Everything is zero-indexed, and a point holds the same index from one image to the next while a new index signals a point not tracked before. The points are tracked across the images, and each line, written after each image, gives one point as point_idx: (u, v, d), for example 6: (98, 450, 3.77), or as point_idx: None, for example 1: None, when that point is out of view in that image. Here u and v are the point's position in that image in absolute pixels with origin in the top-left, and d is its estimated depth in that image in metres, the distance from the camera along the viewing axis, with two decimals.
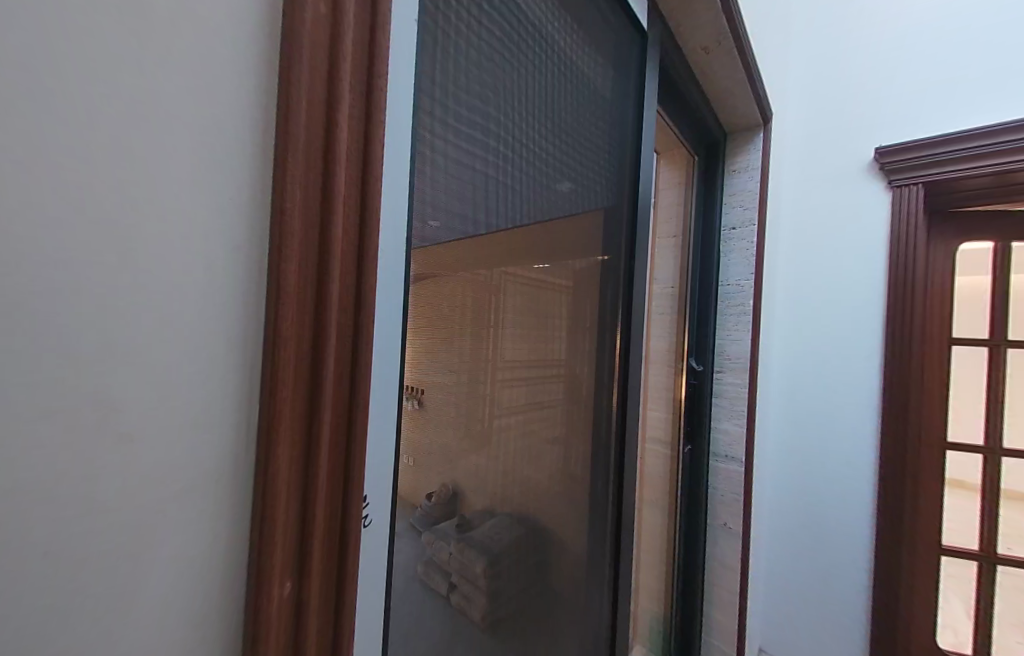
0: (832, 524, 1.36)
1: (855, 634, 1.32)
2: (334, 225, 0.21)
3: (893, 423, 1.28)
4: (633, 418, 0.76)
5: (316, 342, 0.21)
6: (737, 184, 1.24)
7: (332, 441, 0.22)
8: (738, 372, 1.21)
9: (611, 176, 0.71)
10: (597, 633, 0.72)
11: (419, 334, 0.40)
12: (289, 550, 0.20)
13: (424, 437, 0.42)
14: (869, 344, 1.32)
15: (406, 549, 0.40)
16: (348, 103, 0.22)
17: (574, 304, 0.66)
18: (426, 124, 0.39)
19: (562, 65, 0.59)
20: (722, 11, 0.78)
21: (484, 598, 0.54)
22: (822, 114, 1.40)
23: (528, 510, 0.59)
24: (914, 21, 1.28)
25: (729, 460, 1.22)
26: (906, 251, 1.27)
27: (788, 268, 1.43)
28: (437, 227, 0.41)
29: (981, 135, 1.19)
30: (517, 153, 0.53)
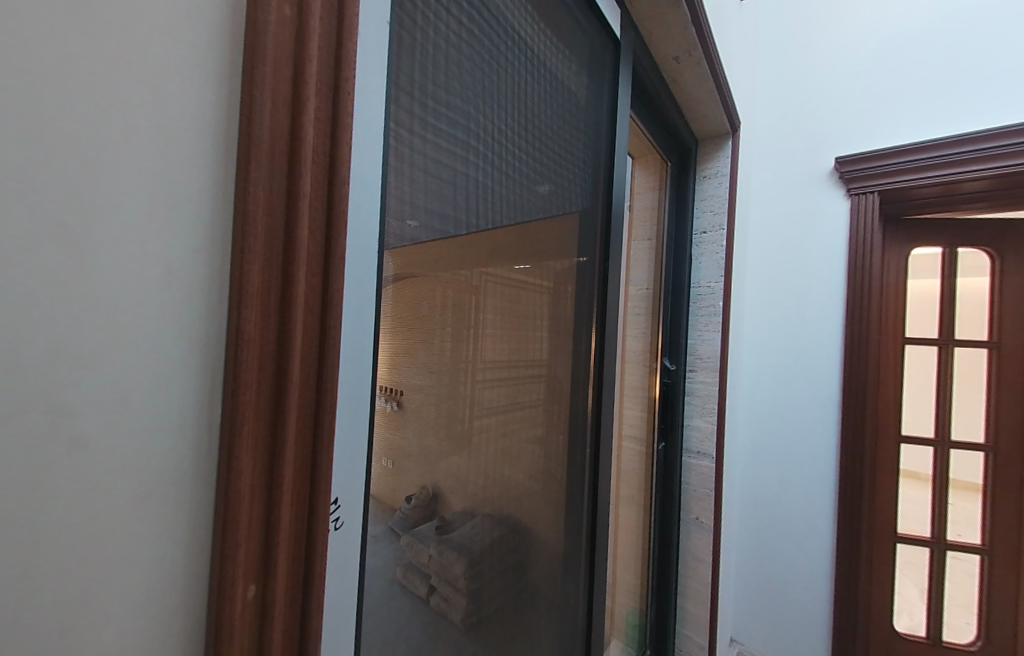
0: (798, 515, 1.42)
1: (819, 621, 1.38)
2: (300, 225, 0.21)
3: (852, 418, 1.35)
4: (609, 417, 0.78)
5: (281, 343, 0.21)
6: (708, 190, 1.28)
7: (298, 442, 0.22)
8: (710, 371, 1.26)
9: (587, 179, 0.72)
10: (574, 628, 0.73)
11: (397, 335, 0.40)
12: (253, 553, 0.20)
13: (403, 438, 0.42)
14: (831, 343, 1.38)
15: (383, 552, 0.40)
16: (315, 104, 0.22)
17: (553, 306, 0.67)
18: (403, 124, 0.39)
19: (538, 69, 0.60)
20: (691, 22, 0.81)
21: (464, 599, 0.54)
22: (786, 124, 1.47)
23: (508, 510, 0.60)
24: (869, 38, 1.36)
25: (701, 456, 1.26)
26: (863, 255, 1.34)
27: (756, 271, 1.50)
28: (416, 227, 0.41)
29: (929, 148, 1.26)
30: (494, 154, 0.53)
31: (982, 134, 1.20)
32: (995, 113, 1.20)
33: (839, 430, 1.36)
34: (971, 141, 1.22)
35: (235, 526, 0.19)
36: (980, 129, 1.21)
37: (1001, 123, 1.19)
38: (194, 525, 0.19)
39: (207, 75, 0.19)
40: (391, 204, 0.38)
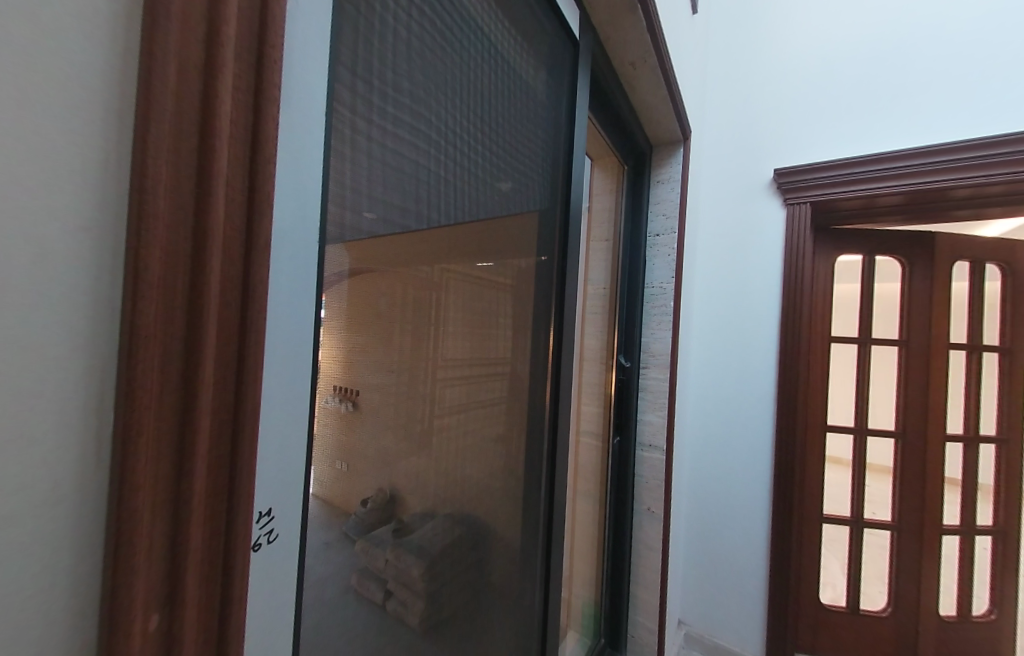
0: (739, 501, 1.52)
1: (755, 602, 1.47)
2: (214, 206, 0.19)
3: (786, 411, 1.45)
4: (565, 414, 0.79)
5: (189, 340, 0.18)
6: (661, 194, 1.33)
7: (213, 447, 0.20)
8: (661, 367, 1.31)
9: (546, 177, 0.72)
10: (529, 624, 0.74)
11: (352, 332, 0.38)
12: (154, 576, 0.18)
13: (360, 440, 0.40)
14: (769, 341, 1.49)
15: (335, 561, 0.38)
16: (232, 73, 0.19)
17: (514, 303, 0.66)
18: (359, 112, 0.37)
19: (499, 63, 0.59)
20: (646, 29, 0.83)
21: (422, 603, 0.53)
22: (731, 136, 1.57)
23: (469, 510, 0.59)
24: (805, 59, 1.47)
25: (652, 449, 1.31)
26: (797, 259, 1.45)
27: (703, 273, 1.59)
28: (372, 220, 0.39)
29: (854, 164, 1.38)
30: (453, 146, 0.51)
31: (902, 154, 1.32)
32: (910, 135, 1.33)
33: (774, 422, 1.47)
34: (892, 160, 1.33)
35: (130, 551, 0.17)
36: (898, 149, 1.34)
37: (916, 144, 1.32)
38: (77, 553, 0.16)
39: (98, 28, 0.16)
40: (346, 196, 0.36)
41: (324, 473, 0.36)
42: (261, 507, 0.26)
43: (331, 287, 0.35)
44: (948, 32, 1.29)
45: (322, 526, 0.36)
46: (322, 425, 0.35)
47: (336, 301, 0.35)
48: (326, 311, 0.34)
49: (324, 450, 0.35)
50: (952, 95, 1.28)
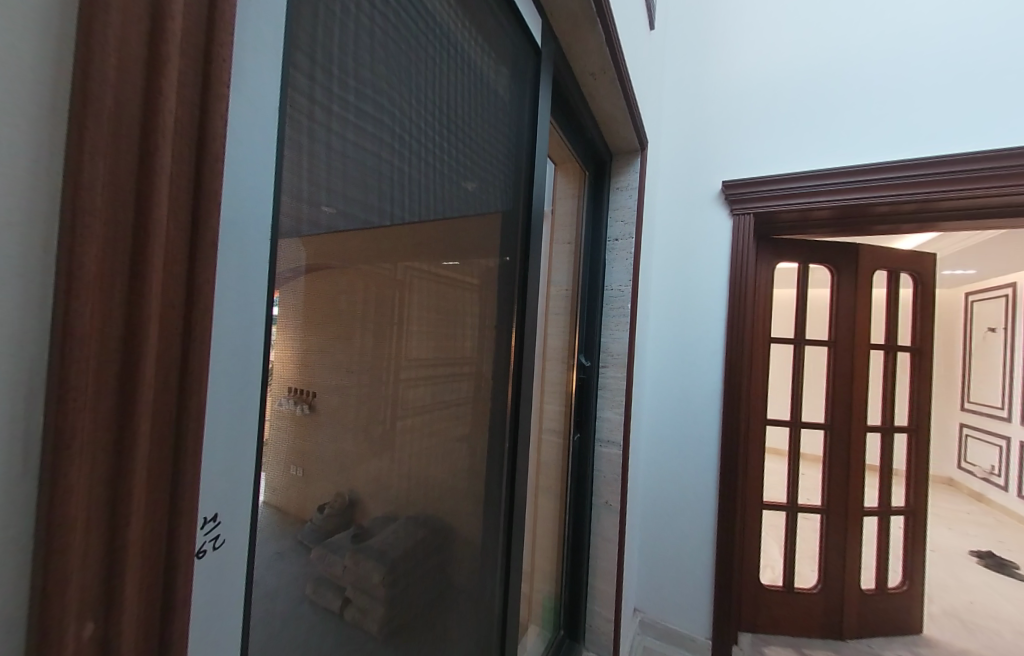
0: (690, 493, 1.60)
1: (704, 587, 1.56)
2: (157, 205, 0.18)
3: (732, 407, 1.55)
4: (525, 412, 0.80)
5: (128, 339, 0.18)
6: (620, 201, 1.38)
7: (155, 450, 0.19)
8: (619, 366, 1.36)
9: (509, 179, 0.73)
10: (490, 619, 0.75)
11: (308, 333, 0.37)
12: (87, 587, 0.17)
13: (317, 442, 0.39)
14: (717, 341, 1.58)
15: (288, 569, 0.37)
16: (178, 67, 0.19)
17: (478, 303, 0.67)
18: (319, 106, 0.37)
19: (463, 65, 0.60)
20: (605, 41, 0.86)
21: (382, 608, 0.52)
22: (685, 149, 1.66)
23: (431, 511, 0.59)
24: (751, 79, 1.57)
25: (610, 444, 1.36)
26: (742, 265, 1.55)
27: (658, 277, 1.68)
28: (331, 214, 0.39)
29: (792, 178, 1.49)
30: (416, 145, 0.51)
31: (834, 171, 1.44)
32: (842, 154, 1.45)
33: (722, 417, 1.56)
34: (826, 176, 1.45)
35: (62, 561, 0.16)
36: (829, 166, 1.46)
37: (846, 163, 1.44)
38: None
39: (31, 22, 0.16)
40: (303, 189, 0.35)
41: (277, 476, 0.35)
42: (206, 513, 0.26)
43: (285, 285, 0.34)
44: (875, 62, 1.41)
45: (273, 534, 0.35)
46: (275, 428, 0.34)
47: (291, 301, 0.35)
48: (280, 310, 0.33)
49: (276, 453, 0.34)
50: (879, 119, 1.40)
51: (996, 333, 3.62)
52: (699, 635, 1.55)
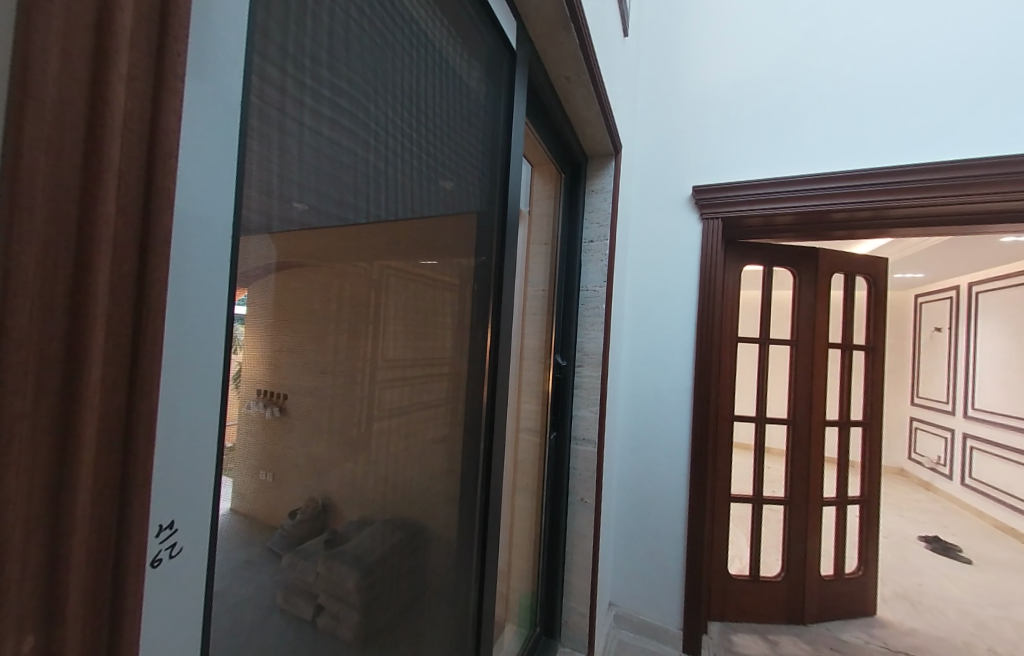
0: (662, 489, 1.65)
1: (675, 580, 1.60)
2: (104, 201, 0.18)
3: (701, 404, 1.60)
4: (501, 411, 0.81)
5: (72, 343, 0.17)
6: (595, 203, 1.41)
7: (101, 454, 0.18)
8: (594, 365, 1.39)
9: (484, 180, 0.74)
10: (465, 620, 0.75)
11: (278, 332, 0.36)
12: (31, 599, 0.16)
13: (288, 446, 0.39)
14: (687, 341, 1.63)
15: (257, 577, 0.36)
16: (128, 60, 0.18)
17: (455, 303, 0.67)
18: (290, 99, 0.36)
19: (438, 64, 0.59)
20: (578, 45, 0.88)
21: (357, 614, 0.51)
22: (657, 154, 1.71)
23: (407, 513, 0.58)
24: (720, 88, 1.63)
25: (585, 442, 1.39)
26: (712, 267, 1.61)
27: (632, 279, 1.73)
28: (303, 210, 0.38)
29: (757, 185, 1.55)
30: (392, 144, 0.51)
31: (796, 178, 1.51)
32: (803, 162, 1.52)
33: (692, 414, 1.61)
34: (788, 183, 1.52)
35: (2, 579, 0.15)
36: (791, 174, 1.53)
37: (807, 171, 1.51)
38: None
39: None
40: (273, 184, 0.34)
41: (245, 481, 0.34)
42: (161, 520, 0.25)
43: (254, 283, 0.33)
44: (835, 74, 1.49)
45: (239, 543, 0.34)
46: (243, 431, 0.33)
47: (259, 300, 0.34)
48: (248, 309, 0.32)
49: (244, 458, 0.33)
50: (837, 129, 1.48)
51: (942, 333, 3.89)
52: (671, 625, 1.59)
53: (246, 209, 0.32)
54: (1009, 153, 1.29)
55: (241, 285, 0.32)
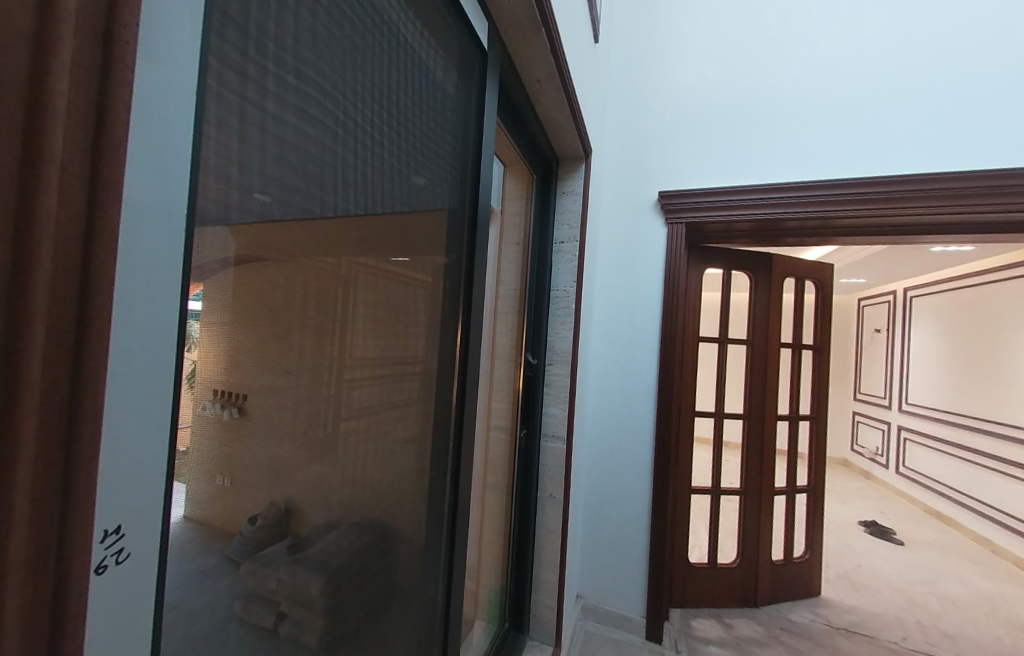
0: (627, 483, 1.70)
1: (639, 570, 1.66)
2: (45, 188, 0.17)
3: (664, 401, 1.66)
4: (471, 409, 0.81)
5: (10, 337, 0.16)
6: (566, 205, 1.44)
7: (40, 457, 0.17)
8: (564, 364, 1.42)
9: (455, 177, 0.73)
10: (433, 617, 0.75)
11: (237, 330, 0.35)
12: None
13: (247, 449, 0.37)
14: (652, 340, 1.69)
15: (211, 586, 0.35)
16: (74, 47, 0.18)
17: (426, 300, 0.67)
18: (252, 85, 0.35)
19: (409, 59, 0.59)
20: (549, 49, 0.89)
21: (322, 620, 0.50)
22: (626, 159, 1.77)
23: (375, 515, 0.58)
24: (686, 97, 1.70)
25: (554, 439, 1.41)
26: (675, 270, 1.67)
27: (601, 280, 1.77)
28: (266, 202, 0.37)
29: (718, 192, 1.63)
30: (361, 139, 0.50)
31: (752, 187, 1.59)
32: (760, 171, 1.61)
33: (656, 411, 1.67)
34: (745, 191, 1.60)
35: None
36: (748, 182, 1.61)
37: (763, 180, 1.60)
38: None
39: None
40: (232, 173, 0.33)
41: (199, 485, 0.33)
42: (107, 525, 0.25)
43: (210, 278, 0.32)
44: (789, 90, 1.58)
45: (193, 550, 0.33)
46: (198, 433, 0.32)
47: (215, 296, 0.33)
48: (202, 305, 0.31)
49: (199, 461, 0.32)
50: (791, 141, 1.57)
51: (881, 334, 4.23)
52: (635, 614, 1.65)
53: (201, 198, 0.30)
54: (939, 169, 1.41)
55: (196, 280, 0.31)
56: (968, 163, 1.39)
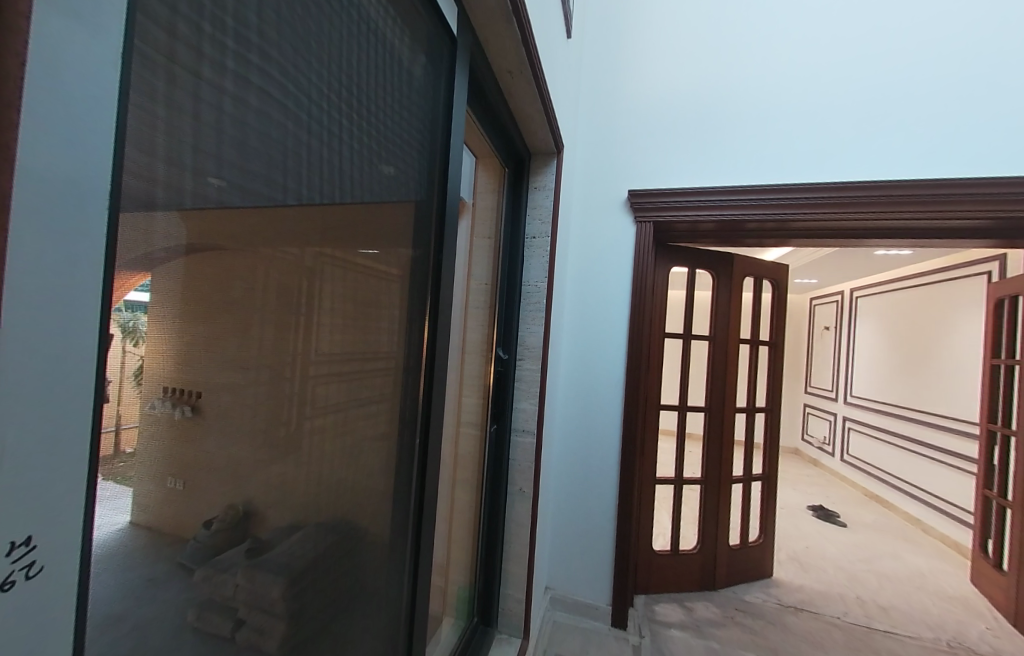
0: (595, 475, 1.73)
1: (604, 560, 1.70)
2: None
3: (631, 395, 1.70)
4: (438, 405, 0.79)
5: None
6: (538, 200, 1.44)
7: None
8: (535, 359, 1.42)
9: (423, 166, 0.71)
10: (396, 618, 0.73)
11: (192, 322, 0.32)
12: None
13: (203, 450, 0.34)
14: (619, 335, 1.72)
15: (158, 596, 0.32)
16: None
17: (394, 294, 0.65)
18: (207, 61, 0.32)
19: (377, 42, 0.56)
20: (520, 39, 0.88)
21: (284, 624, 0.47)
22: (597, 157, 1.79)
23: (340, 514, 0.55)
24: (654, 99, 1.73)
25: (524, 433, 1.42)
26: (643, 267, 1.71)
27: (573, 276, 1.79)
28: (221, 187, 0.34)
29: (684, 192, 1.67)
30: (328, 123, 0.47)
31: (716, 189, 1.64)
32: (724, 173, 1.66)
33: (622, 404, 1.71)
34: (709, 192, 1.65)
35: None
36: (713, 183, 1.66)
37: (726, 182, 1.66)
38: None
39: None
40: (184, 154, 0.30)
41: (145, 488, 0.30)
42: (14, 537, 0.21)
43: (160, 267, 0.30)
44: (753, 94, 1.64)
45: (137, 561, 0.30)
46: (145, 433, 0.29)
47: (168, 289, 0.30)
48: (150, 296, 0.29)
49: (146, 462, 0.30)
50: (754, 145, 1.64)
51: (830, 331, 4.52)
52: (601, 602, 1.69)
53: (138, 178, 0.27)
54: (885, 177, 1.51)
55: (143, 269, 0.28)
56: (909, 173, 1.49)
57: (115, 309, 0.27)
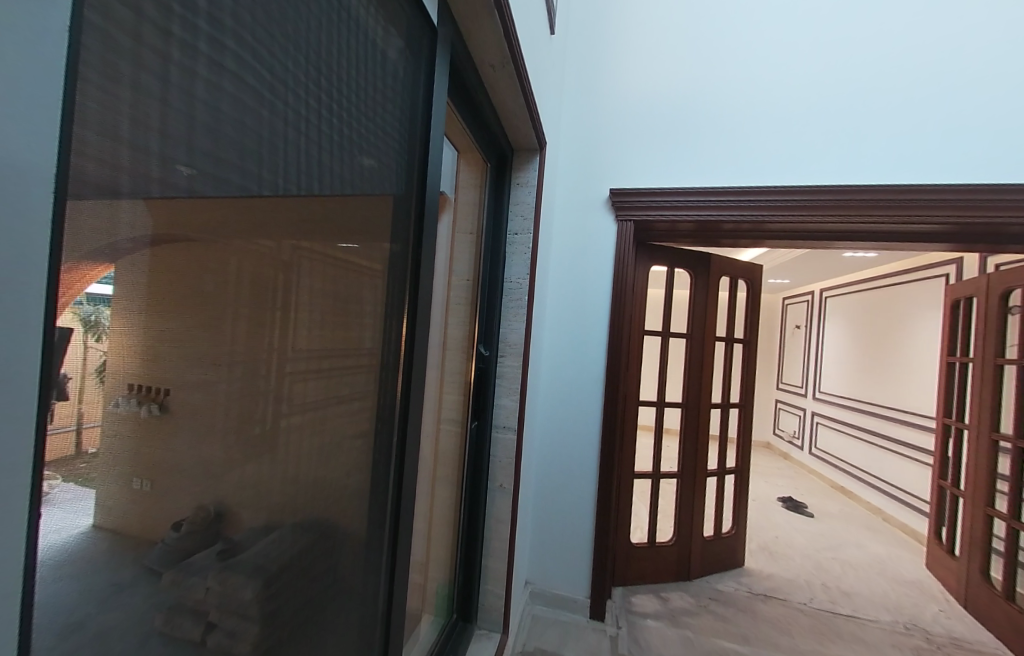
0: (575, 471, 1.75)
1: (583, 554, 1.72)
2: None
3: (610, 390, 1.72)
4: (416, 400, 0.78)
5: None
6: (520, 196, 1.43)
7: None
8: (516, 355, 1.42)
9: (402, 158, 0.70)
10: (371, 617, 0.71)
11: (158, 315, 0.31)
12: None
13: (172, 450, 0.33)
14: (600, 332, 1.74)
15: (123, 601, 0.31)
16: None
17: (373, 289, 0.63)
18: (175, 43, 0.30)
19: (355, 28, 0.54)
20: (502, 33, 0.87)
21: (257, 626, 0.46)
22: (579, 155, 1.80)
23: (315, 514, 0.54)
24: (637, 98, 1.75)
25: (504, 430, 1.42)
26: (623, 265, 1.73)
27: (555, 272, 1.80)
28: (192, 175, 0.32)
29: (664, 192, 1.69)
30: (306, 111, 0.45)
31: (695, 189, 1.67)
32: (703, 173, 1.69)
33: (602, 400, 1.73)
34: (688, 193, 1.68)
35: None
36: (693, 184, 1.70)
37: (705, 182, 1.69)
38: None
39: None
40: (150, 141, 0.29)
41: (109, 489, 0.29)
42: None
43: (126, 258, 0.28)
44: (732, 97, 1.68)
45: (101, 566, 0.28)
46: (110, 432, 0.28)
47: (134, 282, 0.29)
48: (115, 290, 0.28)
49: (110, 461, 0.28)
50: (731, 147, 1.68)
51: (802, 330, 4.69)
52: (579, 595, 1.72)
53: (97, 164, 0.26)
54: (853, 181, 1.57)
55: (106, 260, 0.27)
56: (876, 178, 1.56)
57: (77, 301, 0.26)
